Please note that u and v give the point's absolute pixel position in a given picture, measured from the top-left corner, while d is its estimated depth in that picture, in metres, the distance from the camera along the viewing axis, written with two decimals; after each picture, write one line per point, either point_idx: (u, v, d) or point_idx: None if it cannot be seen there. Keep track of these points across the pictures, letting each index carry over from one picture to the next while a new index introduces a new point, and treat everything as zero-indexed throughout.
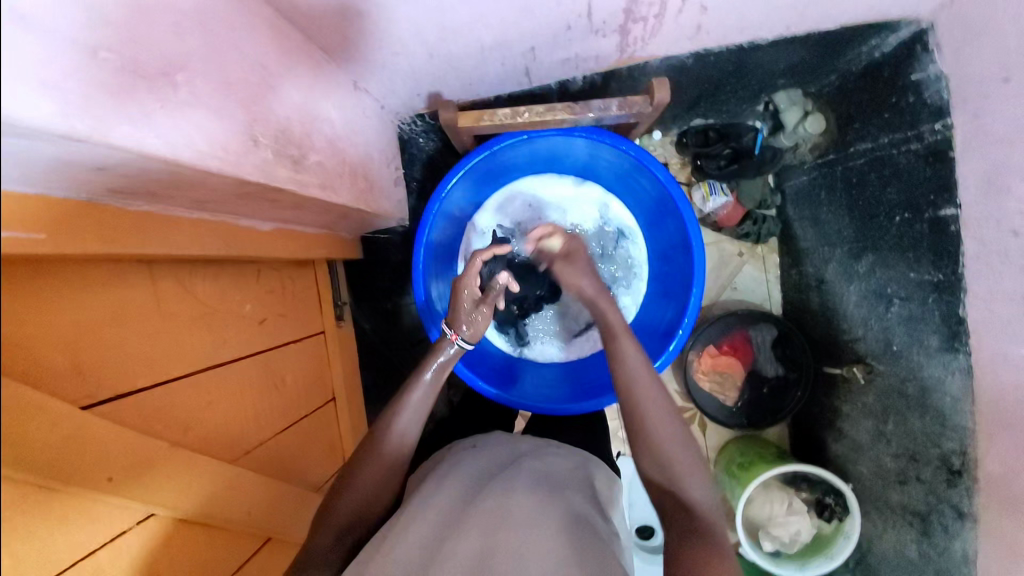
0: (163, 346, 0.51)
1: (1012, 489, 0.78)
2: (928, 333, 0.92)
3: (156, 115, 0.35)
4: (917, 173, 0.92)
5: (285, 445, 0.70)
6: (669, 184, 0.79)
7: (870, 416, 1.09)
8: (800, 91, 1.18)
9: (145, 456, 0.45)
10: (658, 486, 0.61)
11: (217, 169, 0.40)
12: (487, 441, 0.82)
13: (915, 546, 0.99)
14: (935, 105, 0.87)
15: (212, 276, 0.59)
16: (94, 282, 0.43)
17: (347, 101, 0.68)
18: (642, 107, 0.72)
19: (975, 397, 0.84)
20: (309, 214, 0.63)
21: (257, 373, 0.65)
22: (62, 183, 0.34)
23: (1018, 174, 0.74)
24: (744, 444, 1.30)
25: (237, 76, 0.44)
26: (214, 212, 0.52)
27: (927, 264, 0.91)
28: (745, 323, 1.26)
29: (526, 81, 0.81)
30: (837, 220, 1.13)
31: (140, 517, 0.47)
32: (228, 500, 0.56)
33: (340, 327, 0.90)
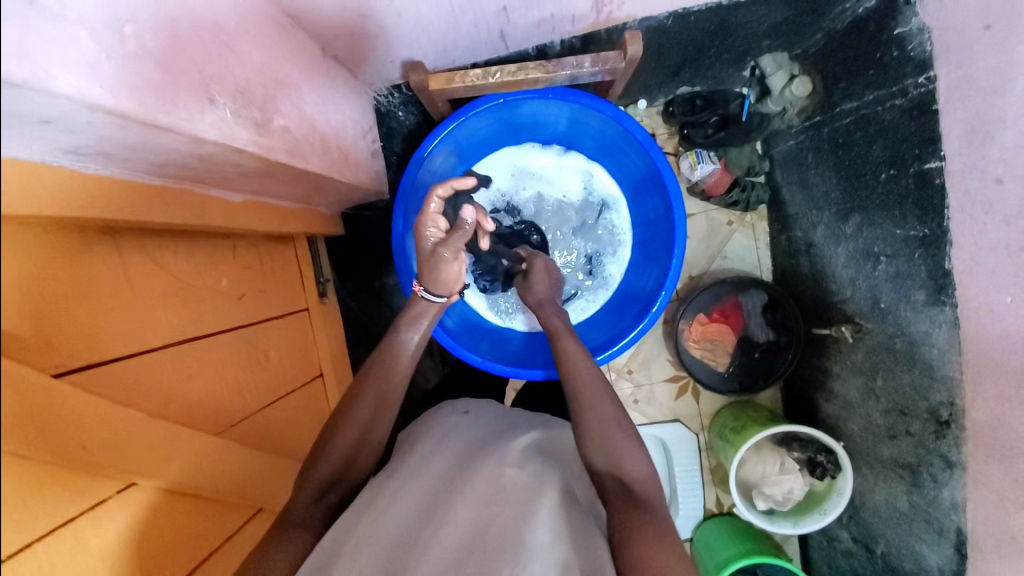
0: (135, 318, 0.50)
1: (999, 437, 0.80)
2: (915, 289, 0.92)
3: (99, 64, 0.34)
4: (902, 128, 0.91)
5: (270, 418, 0.71)
6: (648, 145, 0.79)
7: (859, 374, 1.10)
8: (787, 54, 1.14)
9: (121, 428, 0.45)
10: (636, 437, 0.62)
11: (166, 124, 0.40)
12: (479, 408, 0.83)
13: (906, 497, 1.01)
14: (918, 58, 0.86)
15: (183, 250, 0.58)
16: (65, 253, 0.42)
17: (316, 69, 0.67)
18: (616, 63, 0.71)
19: (962, 347, 0.84)
20: (280, 183, 0.63)
21: (234, 348, 0.65)
22: (13, 142, 0.33)
23: (1003, 123, 0.73)
24: (737, 409, 1.32)
25: (192, 32, 0.44)
26: (181, 180, 0.51)
27: (913, 219, 0.91)
28: (735, 290, 1.27)
29: (503, 47, 0.80)
30: (825, 182, 1.12)
31: (119, 487, 0.48)
32: (203, 469, 0.56)
33: (324, 302, 0.90)
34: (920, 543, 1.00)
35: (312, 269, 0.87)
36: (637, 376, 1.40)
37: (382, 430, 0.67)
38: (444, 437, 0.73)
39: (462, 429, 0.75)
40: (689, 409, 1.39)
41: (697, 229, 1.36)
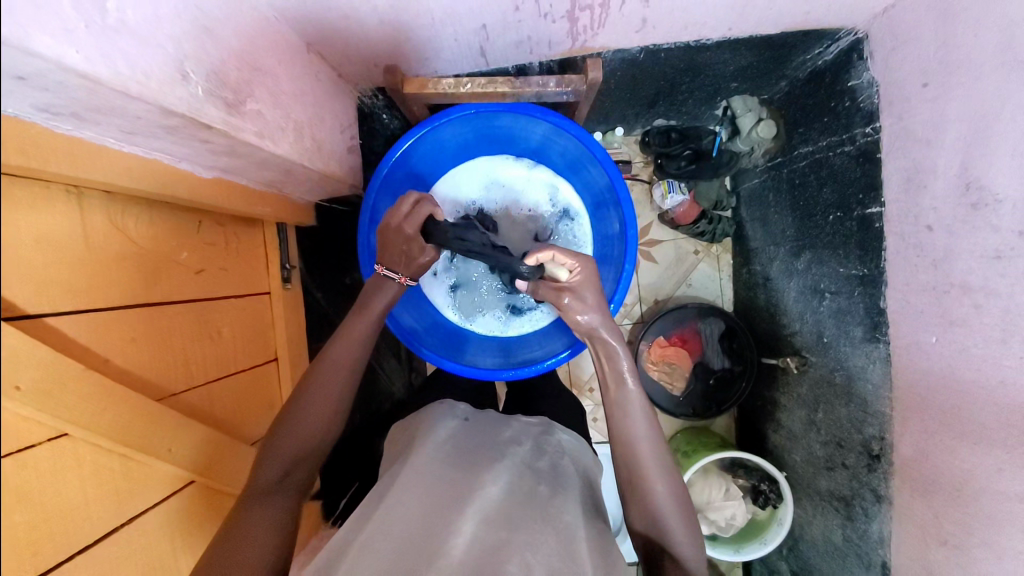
0: (88, 276, 0.52)
1: (922, 471, 0.83)
2: (854, 325, 0.97)
3: (79, 33, 0.37)
4: (849, 173, 0.97)
5: (215, 393, 0.73)
6: (608, 166, 0.83)
7: (803, 406, 1.14)
8: (755, 99, 1.20)
9: (53, 377, 0.47)
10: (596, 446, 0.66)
11: (137, 93, 0.43)
12: (478, 416, 0.88)
13: (840, 531, 1.04)
14: (867, 110, 0.93)
15: (146, 219, 0.61)
16: (23, 205, 0.45)
17: (298, 63, 0.71)
18: (578, 85, 0.77)
19: (893, 384, 0.89)
20: (250, 165, 0.66)
21: (186, 322, 0.67)
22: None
23: (933, 172, 0.79)
24: (692, 435, 1.35)
25: (172, 13, 0.47)
26: (148, 150, 0.53)
27: (855, 259, 0.97)
28: (694, 316, 1.31)
29: (483, 62, 0.85)
30: (782, 220, 1.18)
31: (52, 435, 0.49)
32: (137, 431, 0.58)
33: (288, 288, 0.92)
34: None
35: (279, 255, 0.89)
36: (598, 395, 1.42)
37: (342, 420, 0.70)
38: (434, 442, 0.75)
39: (441, 435, 0.77)
40: None
41: (666, 256, 1.41)
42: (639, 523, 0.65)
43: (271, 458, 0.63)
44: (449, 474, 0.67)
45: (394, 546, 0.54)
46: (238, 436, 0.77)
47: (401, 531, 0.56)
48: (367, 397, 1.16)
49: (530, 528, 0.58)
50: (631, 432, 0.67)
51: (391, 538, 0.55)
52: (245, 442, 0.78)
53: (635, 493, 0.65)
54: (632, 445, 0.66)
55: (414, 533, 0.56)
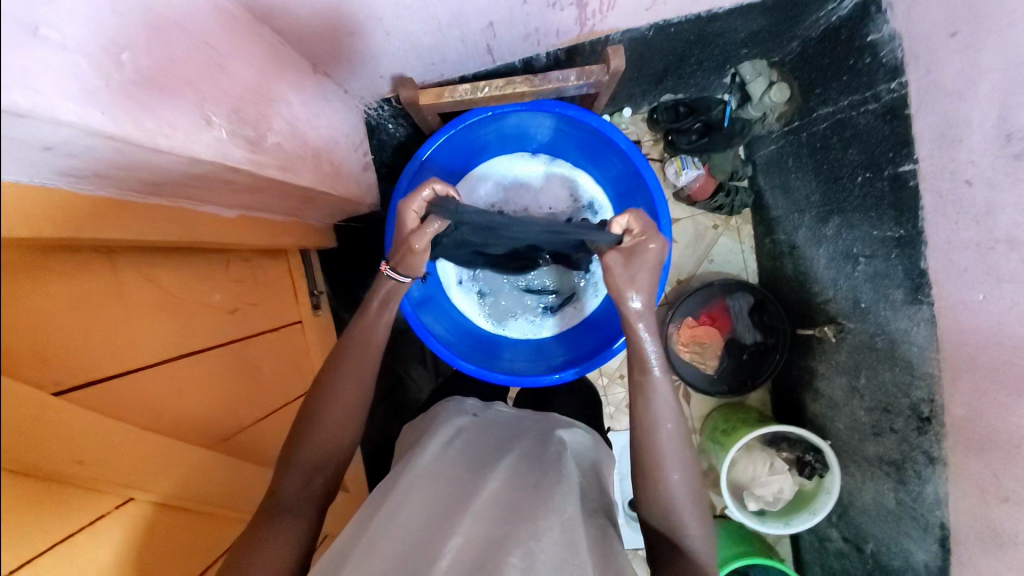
0: (130, 335, 0.51)
1: (977, 430, 0.82)
2: (893, 288, 0.95)
3: (100, 92, 0.35)
4: (876, 132, 0.94)
5: (261, 432, 0.72)
6: (632, 155, 0.80)
7: (844, 372, 1.13)
8: (765, 62, 1.16)
9: (116, 442, 0.46)
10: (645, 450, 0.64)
11: (167, 147, 0.41)
12: (488, 412, 0.87)
13: (892, 494, 1.03)
14: (890, 65, 0.89)
15: (176, 267, 0.59)
16: (61, 274, 0.43)
17: (305, 85, 0.68)
18: (600, 76, 0.74)
19: (940, 344, 0.87)
20: (273, 198, 0.64)
21: (227, 363, 0.66)
22: (31, 169, 0.34)
23: (969, 126, 0.76)
24: (728, 411, 1.34)
25: (185, 55, 0.45)
26: (173, 198, 0.51)
27: (889, 220, 0.94)
28: (722, 293, 1.29)
29: (490, 60, 0.82)
30: (804, 185, 1.15)
31: (118, 501, 0.49)
32: (195, 484, 0.57)
33: (318, 313, 0.91)
34: (908, 539, 1.01)
35: (304, 281, 0.88)
36: None
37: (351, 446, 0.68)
38: (442, 448, 0.73)
39: (473, 444, 0.75)
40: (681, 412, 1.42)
41: (685, 233, 1.38)
42: (667, 521, 0.63)
43: (285, 476, 0.61)
44: (467, 477, 0.65)
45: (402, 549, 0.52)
46: None
47: (405, 533, 0.54)
48: (398, 411, 1.15)
49: (540, 522, 0.56)
50: (650, 426, 0.65)
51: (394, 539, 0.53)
52: None
53: (692, 493, 0.64)
54: (658, 437, 0.64)
55: (419, 535, 0.54)
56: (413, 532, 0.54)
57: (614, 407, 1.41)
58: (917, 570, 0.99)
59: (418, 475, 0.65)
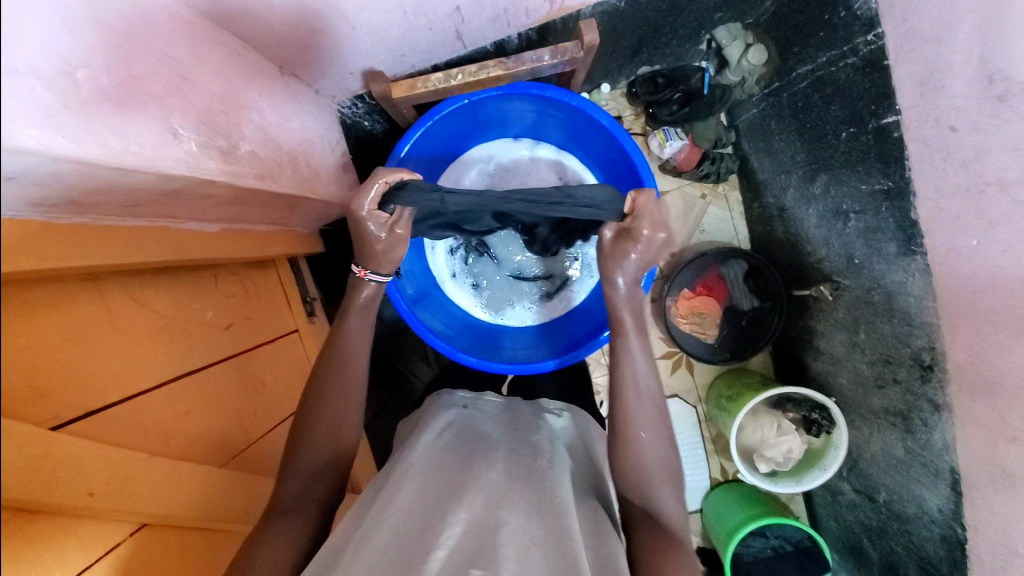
0: (127, 360, 0.50)
1: (979, 373, 0.82)
2: (886, 241, 0.95)
3: (59, 115, 0.34)
4: (857, 86, 0.93)
5: (270, 444, 0.71)
6: (615, 131, 0.79)
7: (843, 328, 1.13)
8: (739, 25, 1.16)
9: (125, 470, 0.46)
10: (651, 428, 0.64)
11: (134, 166, 0.40)
12: (478, 403, 0.87)
13: (900, 444, 1.04)
14: (866, 16, 0.88)
15: (166, 287, 0.58)
16: (49, 306, 0.42)
17: (275, 90, 0.67)
18: (574, 52, 0.72)
19: (936, 293, 0.87)
20: (255, 208, 0.63)
21: (229, 379, 0.65)
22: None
23: (950, 70, 0.75)
24: (732, 378, 1.35)
25: (147, 67, 0.43)
26: (152, 217, 0.50)
27: (877, 173, 0.93)
28: (716, 261, 1.29)
29: (461, 46, 0.80)
30: (790, 147, 1.14)
31: (132, 529, 0.48)
32: (210, 504, 0.57)
33: (314, 322, 0.90)
34: (919, 486, 1.02)
35: (297, 290, 0.87)
36: None
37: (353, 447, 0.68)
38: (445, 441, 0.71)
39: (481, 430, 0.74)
40: (685, 383, 1.43)
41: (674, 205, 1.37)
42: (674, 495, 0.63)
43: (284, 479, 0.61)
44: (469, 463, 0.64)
45: (400, 544, 0.52)
46: None
47: (403, 522, 0.54)
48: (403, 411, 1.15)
49: (551, 515, 0.56)
50: (651, 402, 0.65)
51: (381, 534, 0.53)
52: None
53: None
54: (655, 411, 0.64)
55: (413, 529, 0.53)
56: (406, 526, 0.54)
57: None
58: (931, 516, 1.00)
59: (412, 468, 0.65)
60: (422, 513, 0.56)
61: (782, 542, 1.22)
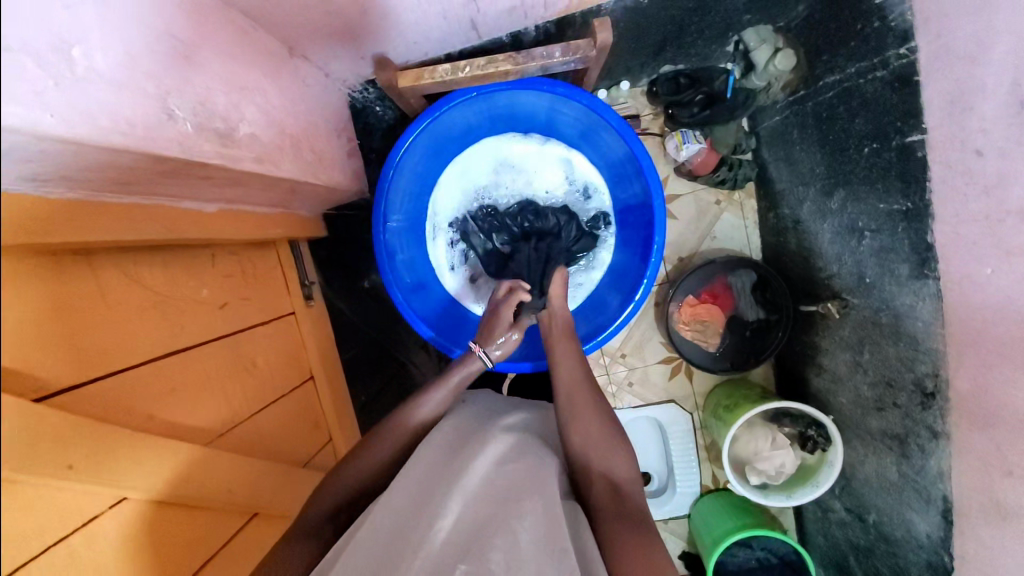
0: (116, 337, 0.51)
1: (982, 406, 0.80)
2: (900, 263, 0.92)
3: (48, 92, 0.34)
4: (884, 101, 0.89)
5: (261, 423, 0.72)
6: (625, 133, 0.78)
7: (847, 348, 1.11)
8: (769, 27, 1.12)
9: (106, 446, 0.47)
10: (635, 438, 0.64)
11: (125, 146, 0.40)
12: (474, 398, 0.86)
13: (895, 467, 1.02)
14: (900, 28, 0.84)
15: (161, 264, 0.58)
16: (45, 279, 0.42)
17: (282, 71, 0.66)
18: (587, 51, 0.70)
19: (946, 320, 0.84)
20: (255, 190, 0.62)
21: (221, 358, 0.66)
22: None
23: (982, 92, 0.72)
24: (732, 388, 1.34)
25: (147, 46, 0.43)
26: (149, 196, 0.50)
27: (896, 193, 0.90)
28: (724, 269, 1.27)
29: (476, 36, 0.78)
30: (809, 158, 1.11)
31: (112, 501, 0.50)
32: (198, 480, 0.58)
33: (311, 305, 0.91)
34: (910, 510, 1.00)
35: (295, 273, 0.87)
36: (631, 359, 1.41)
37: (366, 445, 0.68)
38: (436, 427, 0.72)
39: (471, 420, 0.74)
40: (683, 389, 1.42)
41: (686, 210, 1.34)
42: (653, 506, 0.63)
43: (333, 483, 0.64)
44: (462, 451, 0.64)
45: (390, 544, 0.54)
46: (293, 462, 0.78)
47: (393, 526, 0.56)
48: None
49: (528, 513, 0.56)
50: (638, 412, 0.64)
51: (381, 538, 0.55)
52: (302, 465, 0.79)
53: None
54: None
55: (404, 528, 0.55)
56: (398, 527, 0.56)
57: (615, 386, 1.42)
58: (919, 541, 0.99)
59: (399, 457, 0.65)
60: (409, 509, 0.57)
61: (766, 555, 1.21)
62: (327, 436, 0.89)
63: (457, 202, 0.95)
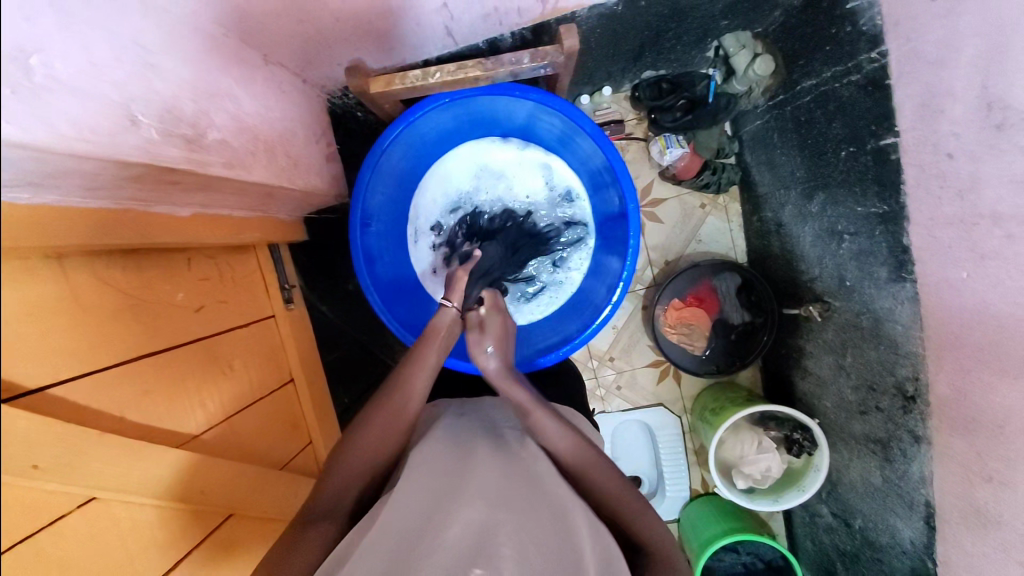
0: (88, 339, 0.52)
1: (961, 409, 0.80)
2: (877, 266, 0.93)
3: (9, 100, 0.34)
4: (859, 104, 0.90)
5: (237, 425, 0.73)
6: (598, 138, 0.79)
7: (830, 350, 1.11)
8: (749, 33, 1.13)
9: (74, 447, 0.47)
10: None
11: (87, 153, 0.41)
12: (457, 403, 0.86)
13: (879, 472, 1.02)
14: (871, 33, 0.85)
15: (135, 267, 0.59)
16: (18, 280, 0.43)
17: (255, 77, 0.67)
18: (555, 57, 0.72)
19: (924, 323, 0.85)
20: (228, 195, 0.63)
21: (197, 362, 0.66)
22: None
23: (950, 95, 0.73)
24: (718, 391, 1.34)
25: (107, 54, 0.44)
26: (120, 201, 0.51)
27: (873, 196, 0.91)
28: (708, 273, 1.27)
29: (452, 42, 0.79)
30: (790, 162, 1.12)
31: (80, 501, 0.50)
32: (171, 482, 0.59)
33: (291, 309, 0.92)
34: (894, 517, 1.00)
35: (275, 277, 0.88)
36: (618, 363, 1.41)
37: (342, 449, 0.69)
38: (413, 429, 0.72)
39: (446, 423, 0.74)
40: (670, 393, 1.42)
41: (672, 214, 1.35)
42: (623, 508, 0.63)
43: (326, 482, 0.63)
44: (436, 455, 0.64)
45: (389, 545, 0.51)
46: (271, 464, 0.79)
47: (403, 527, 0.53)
48: None
49: None
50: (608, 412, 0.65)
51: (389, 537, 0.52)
52: (280, 468, 0.80)
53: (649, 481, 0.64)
54: None
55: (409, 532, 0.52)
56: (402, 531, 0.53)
57: (604, 390, 1.42)
58: (903, 546, 0.99)
59: (373, 461, 0.66)
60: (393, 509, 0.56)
61: (754, 559, 1.21)
62: (307, 439, 0.90)
63: (438, 206, 0.95)
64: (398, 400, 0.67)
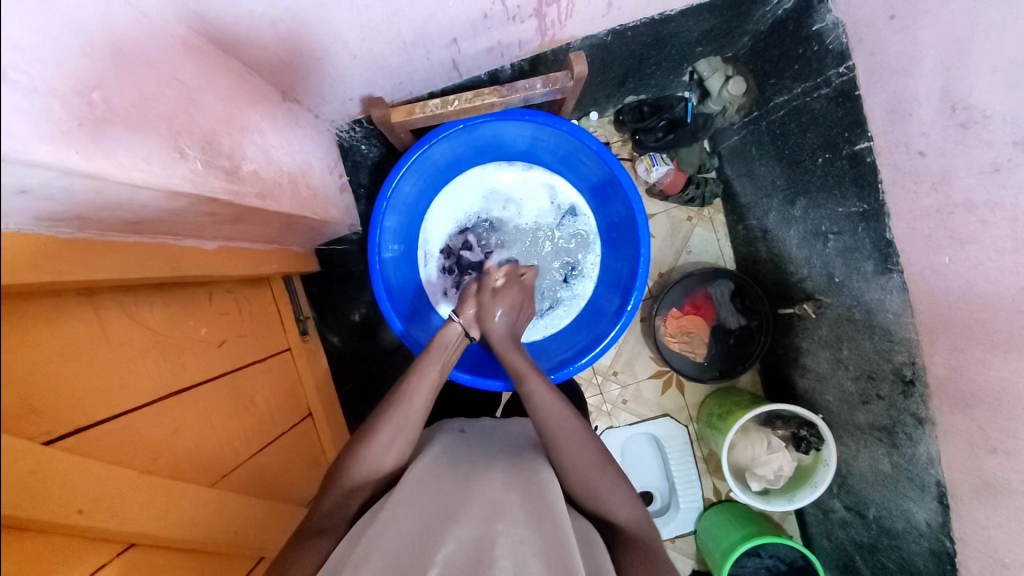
0: (120, 379, 0.50)
1: (959, 387, 0.84)
2: (863, 260, 0.99)
3: (73, 132, 0.36)
4: (831, 115, 0.98)
5: (262, 463, 0.70)
6: (604, 156, 0.83)
7: (827, 346, 1.16)
8: (719, 58, 1.21)
9: (115, 488, 0.45)
10: None
11: (142, 182, 0.41)
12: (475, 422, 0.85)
13: (887, 459, 1.05)
14: (837, 50, 0.94)
15: (161, 303, 0.58)
16: (39, 322, 0.42)
17: (276, 112, 0.69)
18: (564, 82, 0.76)
19: (914, 310, 0.90)
20: (252, 226, 0.63)
21: (222, 397, 0.65)
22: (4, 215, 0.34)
23: (915, 100, 0.80)
24: (722, 397, 1.36)
25: (156, 89, 0.46)
26: (154, 234, 0.50)
27: (853, 196, 0.98)
28: (703, 281, 1.32)
29: (456, 75, 0.83)
30: (769, 171, 1.19)
31: (120, 548, 0.48)
32: (205, 523, 0.56)
33: (306, 341, 0.91)
34: (907, 501, 1.03)
35: (289, 309, 0.88)
36: (622, 376, 1.43)
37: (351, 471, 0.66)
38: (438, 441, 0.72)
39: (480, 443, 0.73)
40: (675, 403, 1.43)
41: (661, 227, 1.41)
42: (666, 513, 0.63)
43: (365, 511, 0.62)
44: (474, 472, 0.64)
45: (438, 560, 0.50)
46: (296, 501, 0.77)
47: None
48: None
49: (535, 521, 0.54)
50: None
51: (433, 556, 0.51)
52: (305, 505, 0.77)
53: None
54: None
55: None
56: None
57: (610, 405, 1.43)
58: (919, 530, 1.01)
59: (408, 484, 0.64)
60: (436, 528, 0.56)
61: (775, 562, 1.20)
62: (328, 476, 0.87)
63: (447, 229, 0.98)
64: (397, 416, 0.65)
